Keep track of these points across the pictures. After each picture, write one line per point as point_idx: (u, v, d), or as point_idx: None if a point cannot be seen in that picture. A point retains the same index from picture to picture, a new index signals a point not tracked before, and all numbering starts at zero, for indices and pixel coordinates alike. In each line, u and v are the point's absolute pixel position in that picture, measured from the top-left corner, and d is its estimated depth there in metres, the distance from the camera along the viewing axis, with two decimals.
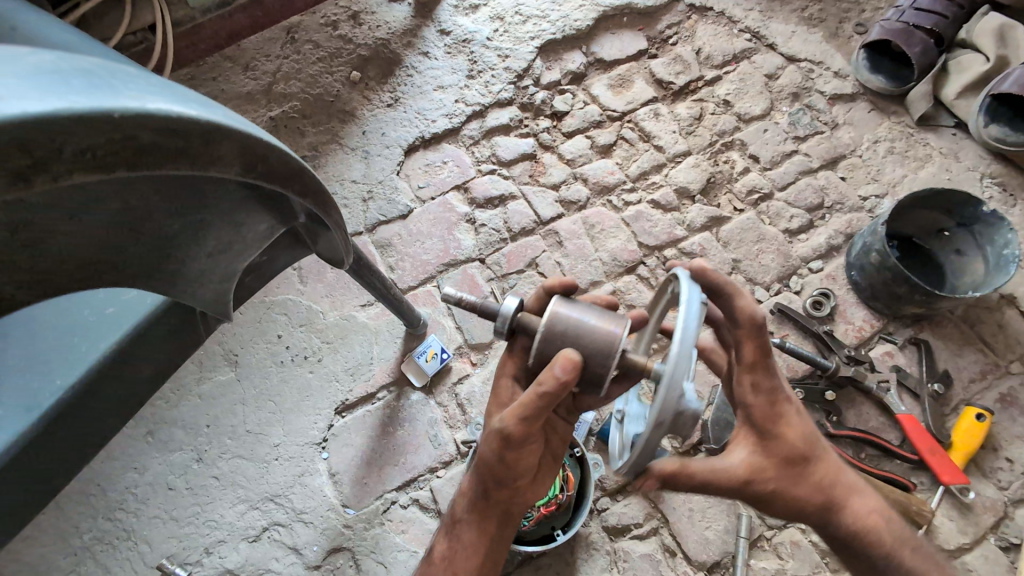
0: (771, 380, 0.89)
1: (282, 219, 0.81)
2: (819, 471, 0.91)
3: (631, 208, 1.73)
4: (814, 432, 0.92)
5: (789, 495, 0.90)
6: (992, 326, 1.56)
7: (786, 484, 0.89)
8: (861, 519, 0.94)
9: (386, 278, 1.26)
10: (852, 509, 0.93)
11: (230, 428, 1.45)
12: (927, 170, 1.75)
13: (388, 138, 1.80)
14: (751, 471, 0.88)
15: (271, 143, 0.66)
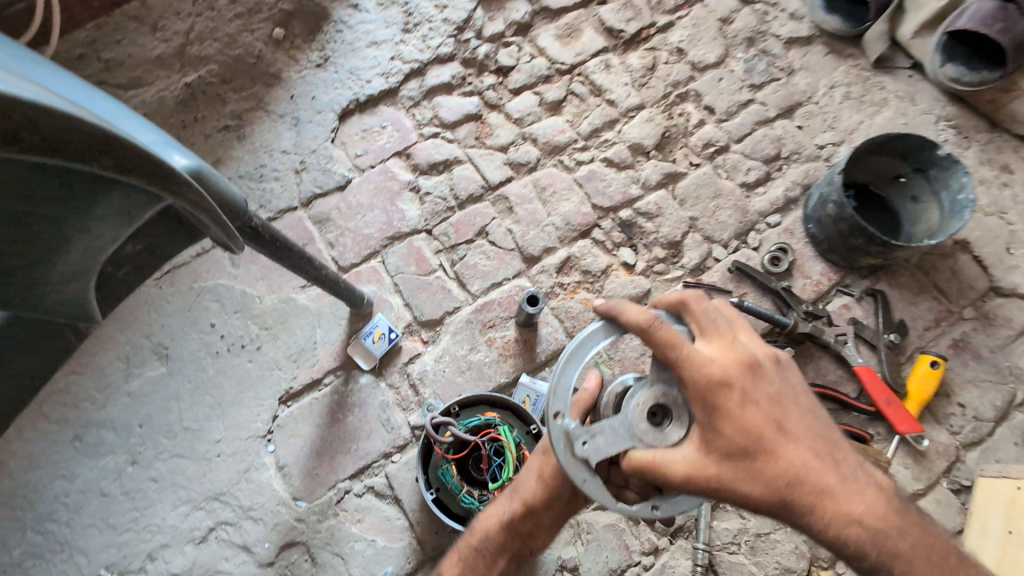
0: (695, 371, 0.78)
1: (137, 201, 0.70)
2: (774, 465, 0.77)
3: (583, 167, 1.64)
4: (767, 421, 0.78)
5: (740, 493, 0.77)
6: (946, 273, 1.55)
7: (732, 480, 0.77)
8: (841, 522, 0.76)
9: (308, 252, 1.10)
10: (824, 509, 0.76)
11: (166, 426, 1.36)
12: (883, 115, 1.70)
13: (319, 102, 1.66)
14: (687, 466, 0.78)
15: (36, 106, 0.54)
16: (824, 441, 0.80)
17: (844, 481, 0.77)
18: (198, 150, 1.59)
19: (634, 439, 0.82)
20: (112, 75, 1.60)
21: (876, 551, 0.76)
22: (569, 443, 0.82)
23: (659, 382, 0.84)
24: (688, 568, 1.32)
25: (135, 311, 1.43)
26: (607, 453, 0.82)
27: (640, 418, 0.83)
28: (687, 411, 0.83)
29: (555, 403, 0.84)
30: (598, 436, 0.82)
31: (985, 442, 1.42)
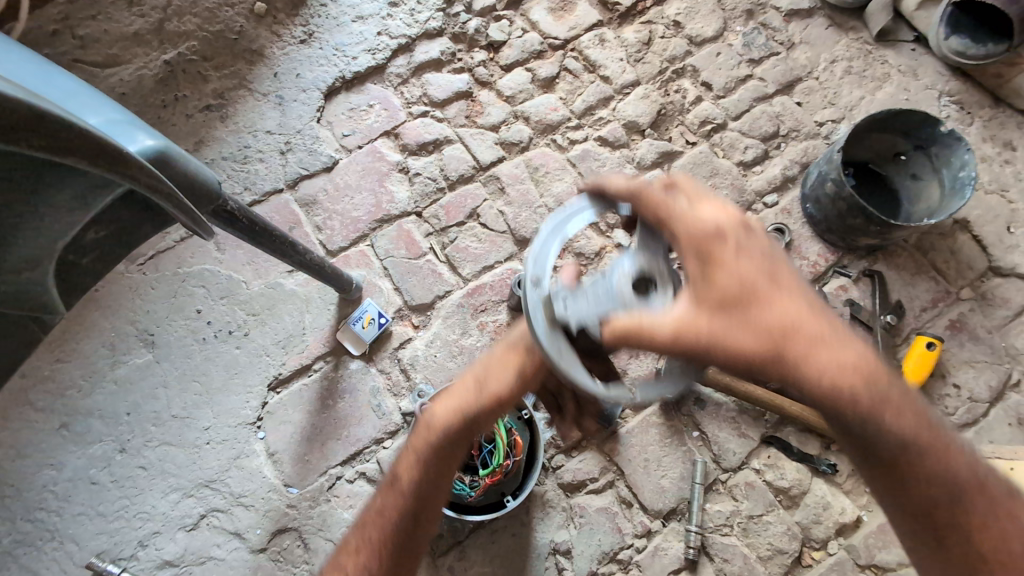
0: (689, 223, 0.77)
1: (94, 184, 0.67)
2: (768, 313, 0.73)
3: (577, 146, 1.60)
4: (759, 272, 0.75)
5: (734, 345, 0.72)
6: (945, 253, 1.53)
7: (724, 332, 0.72)
8: (835, 372, 0.73)
9: (289, 234, 1.07)
10: (820, 360, 0.72)
11: (154, 414, 1.34)
12: (885, 90, 1.66)
13: (304, 80, 1.61)
14: (677, 319, 0.73)
15: None
16: (816, 302, 0.76)
17: (838, 335, 0.74)
18: (179, 130, 1.54)
19: (617, 302, 0.78)
20: (88, 53, 1.54)
21: (871, 407, 0.73)
22: (547, 307, 0.78)
23: (643, 254, 0.82)
24: (680, 550, 1.32)
25: (120, 298, 1.40)
26: (589, 315, 0.77)
27: (624, 284, 0.79)
28: (673, 282, 0.80)
29: (533, 269, 0.81)
30: (578, 301, 0.78)
31: (980, 422, 1.42)
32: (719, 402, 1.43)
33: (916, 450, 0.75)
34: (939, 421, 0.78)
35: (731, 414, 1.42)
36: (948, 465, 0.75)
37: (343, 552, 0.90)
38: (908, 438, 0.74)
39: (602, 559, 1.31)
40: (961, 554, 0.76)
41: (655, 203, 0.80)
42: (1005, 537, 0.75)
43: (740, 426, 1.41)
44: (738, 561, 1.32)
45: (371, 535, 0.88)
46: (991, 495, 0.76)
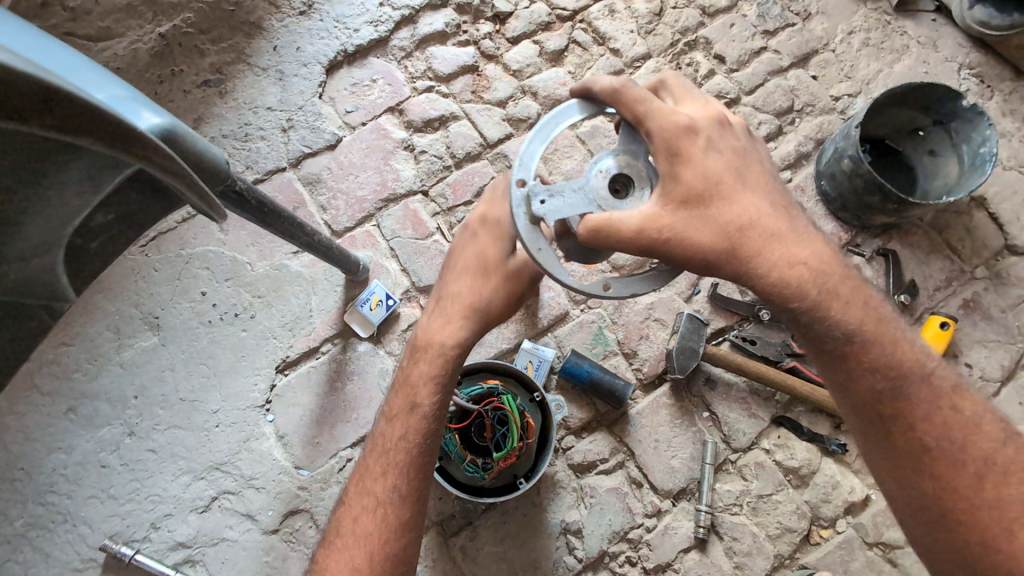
0: (668, 120, 0.81)
1: (102, 166, 0.64)
2: (728, 209, 0.80)
3: (586, 123, 1.56)
4: (727, 170, 0.81)
5: (692, 238, 0.79)
6: (960, 231, 1.51)
7: (684, 226, 0.79)
8: (782, 262, 0.81)
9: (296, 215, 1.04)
10: (769, 251, 0.80)
11: (161, 398, 1.33)
12: (903, 63, 1.61)
13: (304, 54, 1.56)
14: (645, 215, 0.79)
15: None
16: (778, 200, 0.83)
17: (791, 232, 0.82)
18: (177, 107, 1.50)
19: (592, 202, 0.83)
20: (79, 25, 1.49)
21: (813, 295, 0.81)
22: (529, 204, 0.84)
23: (621, 155, 0.85)
24: (690, 529, 1.33)
25: (124, 280, 1.38)
26: (567, 213, 0.83)
27: (600, 185, 0.84)
28: (647, 182, 0.85)
29: (519, 170, 0.85)
30: (558, 197, 0.83)
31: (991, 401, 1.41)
32: (730, 382, 1.42)
33: (857, 337, 0.82)
34: (884, 314, 0.84)
35: (741, 394, 1.41)
36: (890, 352, 0.82)
37: (366, 479, 0.97)
38: (851, 326, 0.82)
39: (612, 539, 1.31)
40: (900, 438, 0.82)
41: (635, 99, 0.82)
42: (941, 420, 0.80)
43: (750, 406, 1.40)
44: (748, 540, 1.33)
45: (390, 459, 0.96)
46: (933, 383, 0.82)
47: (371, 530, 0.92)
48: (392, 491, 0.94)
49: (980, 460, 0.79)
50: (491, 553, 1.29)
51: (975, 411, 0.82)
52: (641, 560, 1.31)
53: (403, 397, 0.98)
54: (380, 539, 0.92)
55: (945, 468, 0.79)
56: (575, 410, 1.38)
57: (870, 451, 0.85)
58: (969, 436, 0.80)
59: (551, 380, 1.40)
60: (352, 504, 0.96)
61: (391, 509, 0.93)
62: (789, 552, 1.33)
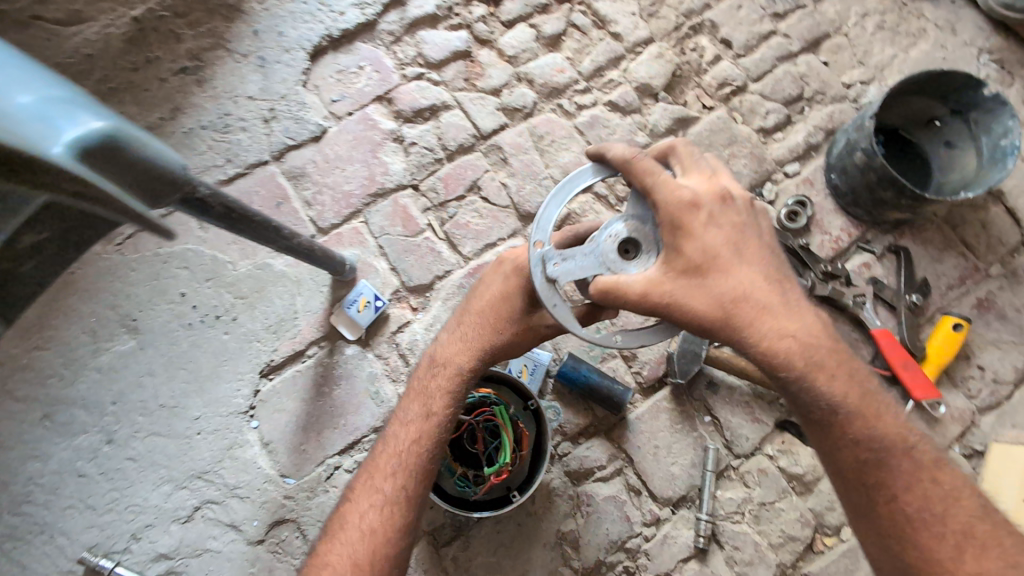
0: (673, 194, 0.82)
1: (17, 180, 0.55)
2: (724, 281, 0.80)
3: (585, 112, 1.48)
4: (726, 244, 0.82)
5: (691, 305, 0.80)
6: (975, 227, 1.44)
7: (684, 294, 0.80)
8: (775, 335, 0.80)
9: (273, 218, 0.97)
10: (760, 322, 0.80)
11: (140, 404, 1.28)
12: (919, 48, 1.52)
13: (287, 39, 1.47)
14: (650, 278, 0.81)
15: None
16: (776, 274, 0.83)
17: (786, 306, 0.81)
18: (153, 96, 1.42)
19: (601, 265, 0.85)
20: (48, 9, 1.40)
21: (802, 367, 0.80)
22: (543, 265, 0.86)
23: (631, 218, 0.86)
24: (690, 538, 1.29)
25: (97, 281, 1.32)
26: (578, 275, 0.85)
27: (610, 248, 0.85)
28: (653, 245, 0.86)
29: (535, 233, 0.87)
30: (570, 260, 0.86)
31: (1004, 405, 1.36)
32: (733, 385, 1.36)
33: (843, 411, 0.81)
34: (871, 389, 0.84)
35: (745, 398, 1.36)
36: (873, 426, 0.81)
37: (372, 476, 0.97)
38: (836, 399, 0.81)
39: (610, 549, 1.27)
40: (883, 512, 0.80)
41: (642, 173, 0.83)
42: (923, 496, 0.79)
43: (753, 411, 1.35)
44: (749, 548, 1.29)
45: (400, 462, 0.97)
46: (918, 460, 0.81)
47: (372, 528, 0.92)
48: (397, 494, 0.95)
49: (959, 533, 0.77)
50: (485, 564, 1.25)
51: (958, 488, 0.81)
52: (640, 570, 1.27)
53: (418, 404, 1.01)
54: (381, 541, 0.92)
55: (930, 545, 0.77)
56: (571, 416, 1.33)
57: (857, 523, 0.84)
58: (954, 512, 0.78)
59: (547, 383, 1.34)
60: (356, 500, 0.96)
61: (395, 512, 0.94)
62: (791, 560, 1.29)
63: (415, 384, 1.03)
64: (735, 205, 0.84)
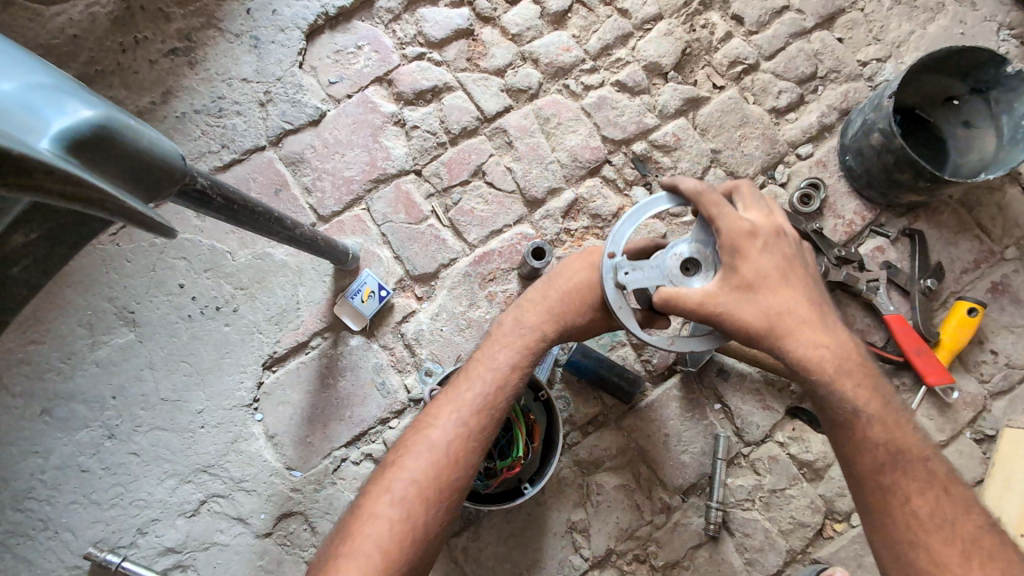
0: (737, 222, 0.91)
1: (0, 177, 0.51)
2: (771, 299, 0.89)
3: (592, 93, 1.43)
4: (776, 267, 0.90)
5: (739, 317, 0.89)
6: (991, 209, 1.41)
7: (735, 307, 0.89)
8: (812, 348, 0.88)
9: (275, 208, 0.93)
10: (798, 333, 0.88)
11: (142, 398, 1.26)
12: (938, 23, 1.47)
13: (281, 18, 1.41)
14: (706, 291, 0.91)
15: None
16: (816, 298, 0.91)
17: (823, 323, 0.89)
18: (143, 79, 1.37)
19: (664, 278, 0.95)
20: None
21: (833, 374, 0.87)
22: (614, 273, 0.98)
23: (696, 240, 0.96)
24: (700, 525, 1.28)
25: (93, 272, 1.28)
26: (643, 284, 0.96)
27: (674, 265, 0.95)
28: (714, 265, 0.95)
29: (610, 244, 0.99)
30: (638, 271, 0.97)
31: (1016, 389, 1.34)
32: (743, 372, 1.35)
33: (865, 415, 0.85)
34: (896, 403, 0.87)
35: (755, 385, 1.34)
36: (892, 433, 0.84)
37: (457, 404, 0.97)
38: (860, 404, 0.85)
39: (620, 537, 1.26)
40: (897, 520, 0.81)
41: (708, 203, 0.92)
42: (937, 504, 0.80)
43: (764, 398, 1.34)
44: (759, 535, 1.28)
45: (486, 399, 0.98)
46: (936, 472, 0.82)
47: (456, 454, 0.93)
48: (480, 429, 0.96)
49: (968, 541, 0.77)
50: (495, 553, 1.24)
51: (971, 503, 0.81)
52: (650, 558, 1.26)
53: (506, 350, 1.03)
54: (459, 470, 0.93)
55: (939, 551, 0.77)
56: (580, 405, 1.32)
57: (869, 528, 0.84)
58: (966, 524, 0.79)
59: (556, 373, 1.32)
60: (442, 423, 0.96)
61: (476, 447, 0.95)
62: (801, 546, 1.28)
63: (501, 330, 1.06)
64: (786, 236, 0.93)
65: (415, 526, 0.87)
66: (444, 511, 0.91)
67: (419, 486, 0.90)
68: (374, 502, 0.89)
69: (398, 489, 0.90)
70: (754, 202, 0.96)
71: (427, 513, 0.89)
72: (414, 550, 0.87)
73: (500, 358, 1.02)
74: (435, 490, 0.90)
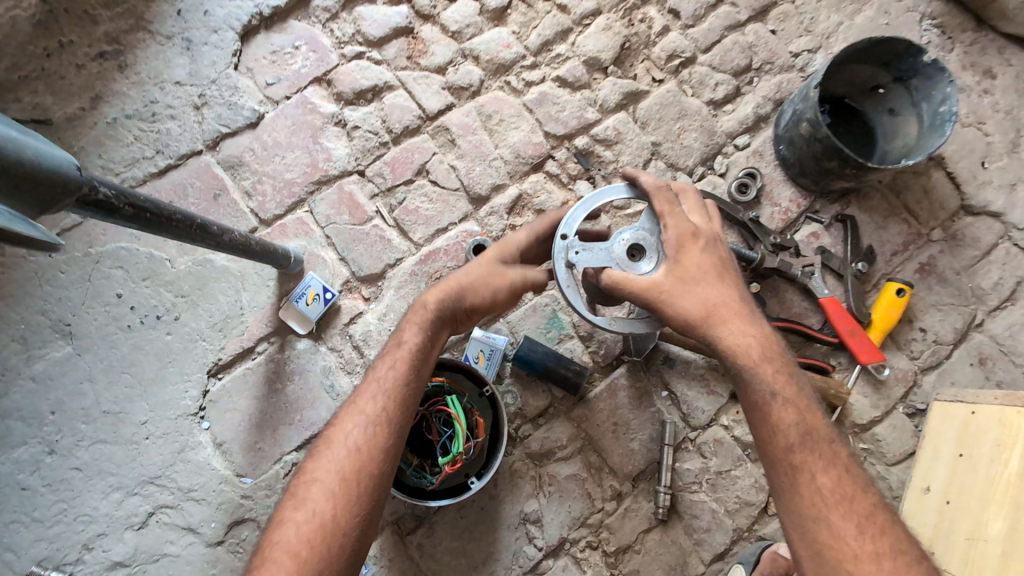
0: (681, 222, 1.01)
1: None
2: (708, 289, 0.97)
3: (534, 89, 1.44)
4: (714, 262, 1.00)
5: (680, 305, 0.96)
6: (918, 193, 1.47)
7: (676, 295, 0.97)
8: (741, 335, 0.96)
9: (198, 215, 0.92)
10: (728, 321, 0.96)
11: (82, 412, 1.23)
12: (864, 14, 1.52)
13: (214, 19, 1.39)
14: (653, 279, 0.98)
15: None
16: (746, 295, 1.01)
17: (751, 316, 0.98)
18: (70, 84, 1.33)
19: (613, 261, 1.02)
20: None
21: (755, 359, 0.94)
22: (566, 253, 1.04)
23: (644, 229, 1.04)
24: (650, 510, 1.31)
25: (27, 285, 1.26)
26: (592, 264, 1.03)
27: (622, 248, 1.02)
28: (659, 251, 1.02)
29: (563, 227, 1.06)
30: (588, 252, 1.04)
31: (944, 364, 1.40)
32: (688, 359, 1.38)
33: (781, 398, 0.92)
34: (809, 393, 0.95)
35: (700, 371, 1.38)
36: (804, 418, 0.91)
37: (375, 389, 0.99)
38: (777, 388, 0.93)
39: (572, 526, 1.29)
40: (802, 497, 0.87)
41: (657, 203, 1.03)
42: (838, 483, 0.87)
43: (708, 383, 1.37)
44: (707, 516, 1.31)
45: (396, 384, 0.99)
46: (839, 454, 0.89)
47: (370, 442, 0.94)
48: (393, 413, 0.97)
49: (862, 517, 0.85)
50: (450, 548, 1.26)
51: (868, 487, 0.88)
52: (603, 544, 1.29)
53: (410, 336, 1.03)
54: (378, 455, 0.94)
55: (838, 525, 0.85)
56: (530, 398, 1.34)
57: (781, 508, 0.90)
58: (862, 502, 0.86)
59: (505, 367, 1.35)
60: (359, 410, 0.97)
61: (391, 430, 0.95)
62: (748, 525, 1.31)
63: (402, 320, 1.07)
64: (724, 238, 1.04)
65: (337, 516, 0.89)
66: (367, 497, 0.91)
67: (341, 471, 0.92)
68: (299, 499, 0.91)
69: (322, 483, 0.91)
70: (699, 206, 1.06)
71: (350, 502, 0.90)
72: (344, 540, 0.88)
73: (406, 337, 1.03)
74: (352, 480, 0.91)
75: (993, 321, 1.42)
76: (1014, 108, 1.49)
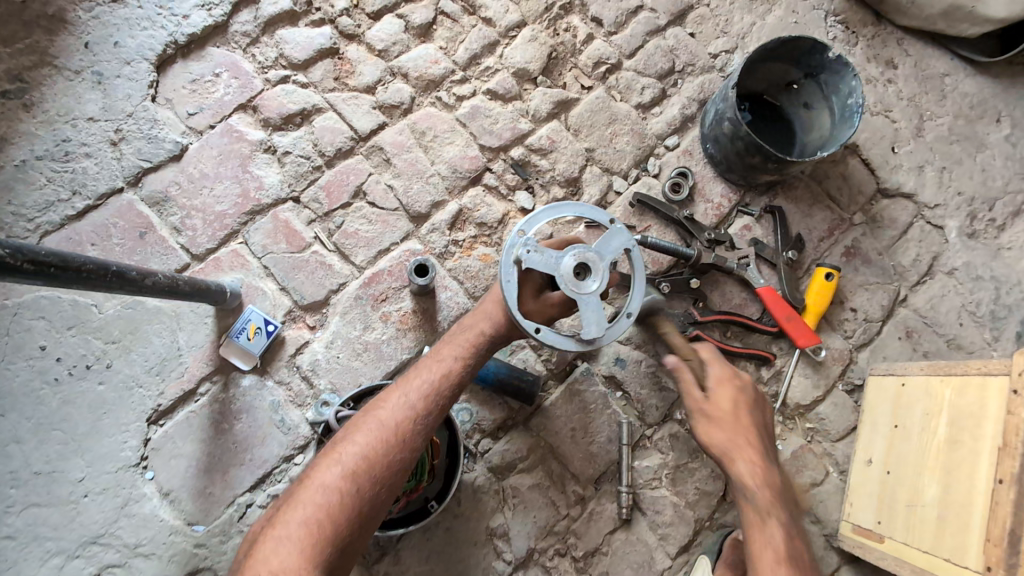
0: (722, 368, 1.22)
1: None
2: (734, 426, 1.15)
3: (465, 103, 1.45)
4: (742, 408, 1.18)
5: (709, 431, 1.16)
6: (837, 180, 1.55)
7: (700, 423, 1.17)
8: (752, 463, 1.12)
9: (110, 262, 0.88)
10: (745, 454, 1.13)
11: (11, 476, 1.15)
12: (774, 14, 1.60)
13: (125, 50, 1.33)
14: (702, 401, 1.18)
15: None
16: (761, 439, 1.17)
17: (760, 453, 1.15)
18: None
19: (558, 270, 1.04)
20: None
21: (762, 486, 1.11)
22: (517, 248, 1.05)
23: (600, 253, 1.07)
24: (614, 511, 1.33)
25: None
26: (537, 264, 1.04)
27: (571, 260, 1.04)
28: (602, 277, 1.06)
29: (523, 223, 1.07)
30: (538, 254, 1.04)
31: (875, 341, 1.48)
32: (639, 358, 1.41)
33: (773, 519, 1.08)
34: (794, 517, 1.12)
35: (651, 368, 1.41)
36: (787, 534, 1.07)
37: (406, 391, 1.03)
38: (773, 511, 1.09)
39: (540, 535, 1.30)
40: None
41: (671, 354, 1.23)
42: None
43: (660, 379, 1.40)
44: (670, 510, 1.34)
45: (431, 386, 1.04)
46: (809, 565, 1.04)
47: (400, 436, 0.98)
48: (425, 414, 1.02)
49: None
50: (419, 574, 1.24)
51: None
52: (571, 550, 1.30)
53: (452, 349, 1.10)
54: (402, 450, 0.98)
55: None
56: (487, 412, 1.34)
57: None
58: None
59: None
60: (389, 407, 1.01)
61: (419, 430, 1.00)
62: (709, 514, 1.34)
63: (451, 332, 1.14)
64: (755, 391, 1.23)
65: (350, 501, 0.92)
66: (370, 494, 0.94)
67: (358, 463, 0.94)
68: (319, 474, 0.94)
69: (345, 464, 0.94)
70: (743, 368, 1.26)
71: (365, 490, 0.93)
72: (335, 540, 0.89)
73: (447, 353, 1.09)
74: (362, 475, 0.94)
75: (915, 295, 1.51)
76: (916, 95, 1.60)
